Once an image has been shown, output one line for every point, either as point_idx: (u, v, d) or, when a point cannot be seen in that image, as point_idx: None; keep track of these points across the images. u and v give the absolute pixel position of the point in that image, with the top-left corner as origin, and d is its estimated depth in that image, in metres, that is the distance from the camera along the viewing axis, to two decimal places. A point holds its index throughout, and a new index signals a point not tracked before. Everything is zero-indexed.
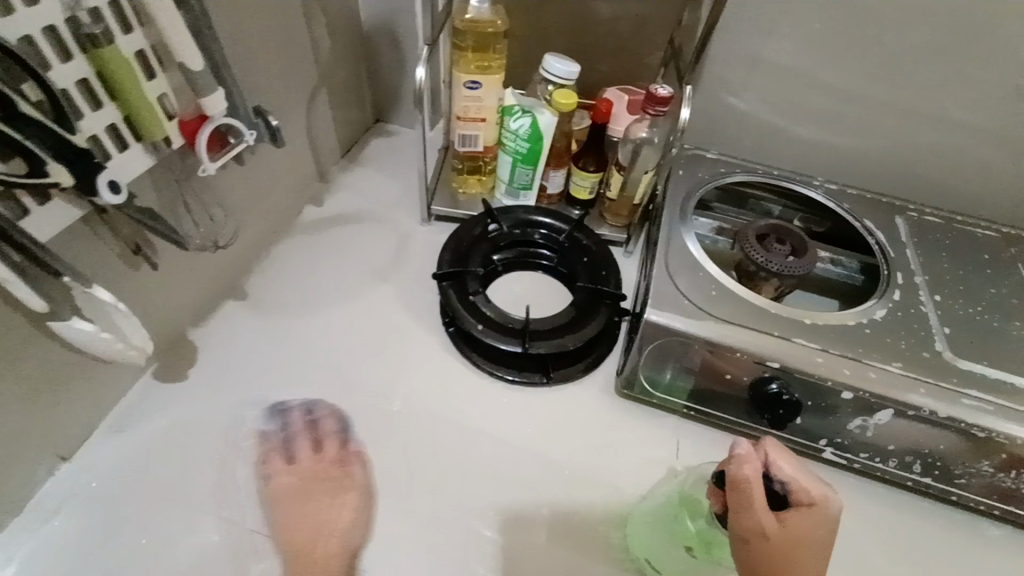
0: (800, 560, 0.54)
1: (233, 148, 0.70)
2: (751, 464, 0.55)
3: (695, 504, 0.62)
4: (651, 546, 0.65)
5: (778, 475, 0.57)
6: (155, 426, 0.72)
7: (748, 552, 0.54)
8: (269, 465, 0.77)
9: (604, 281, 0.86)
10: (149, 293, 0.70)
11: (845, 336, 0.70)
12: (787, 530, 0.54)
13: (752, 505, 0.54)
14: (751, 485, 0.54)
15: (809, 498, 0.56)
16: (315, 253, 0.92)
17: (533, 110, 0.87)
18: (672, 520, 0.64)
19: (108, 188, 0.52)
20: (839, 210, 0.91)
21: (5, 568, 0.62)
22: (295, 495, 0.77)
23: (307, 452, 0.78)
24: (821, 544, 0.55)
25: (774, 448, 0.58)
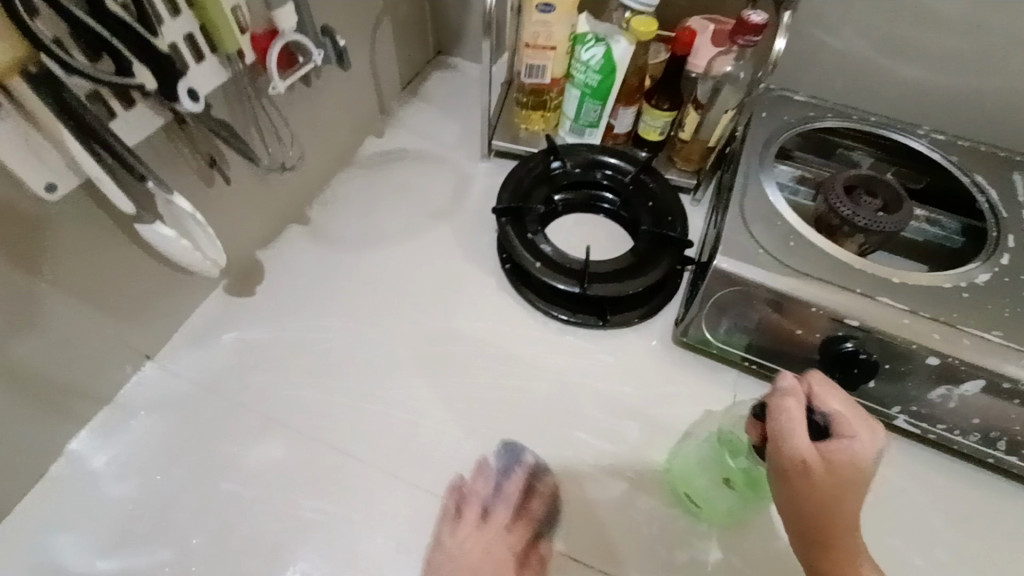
0: (839, 496, 0.51)
1: (302, 67, 0.70)
2: (794, 396, 0.55)
3: (739, 444, 0.65)
4: (693, 481, 0.67)
5: (821, 408, 0.56)
6: (226, 341, 0.76)
7: (790, 486, 0.53)
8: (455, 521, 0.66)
9: (669, 228, 0.81)
10: (222, 210, 0.72)
11: (937, 299, 0.64)
12: (831, 463, 0.52)
13: (795, 435, 0.53)
14: (792, 414, 0.54)
15: (852, 433, 0.54)
16: (376, 185, 0.92)
17: (607, 39, 0.81)
18: (715, 457, 0.67)
19: (187, 95, 0.53)
20: (947, 163, 0.81)
21: (101, 450, 0.69)
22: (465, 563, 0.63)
23: (500, 516, 0.66)
24: (865, 482, 0.53)
25: (819, 383, 0.58)
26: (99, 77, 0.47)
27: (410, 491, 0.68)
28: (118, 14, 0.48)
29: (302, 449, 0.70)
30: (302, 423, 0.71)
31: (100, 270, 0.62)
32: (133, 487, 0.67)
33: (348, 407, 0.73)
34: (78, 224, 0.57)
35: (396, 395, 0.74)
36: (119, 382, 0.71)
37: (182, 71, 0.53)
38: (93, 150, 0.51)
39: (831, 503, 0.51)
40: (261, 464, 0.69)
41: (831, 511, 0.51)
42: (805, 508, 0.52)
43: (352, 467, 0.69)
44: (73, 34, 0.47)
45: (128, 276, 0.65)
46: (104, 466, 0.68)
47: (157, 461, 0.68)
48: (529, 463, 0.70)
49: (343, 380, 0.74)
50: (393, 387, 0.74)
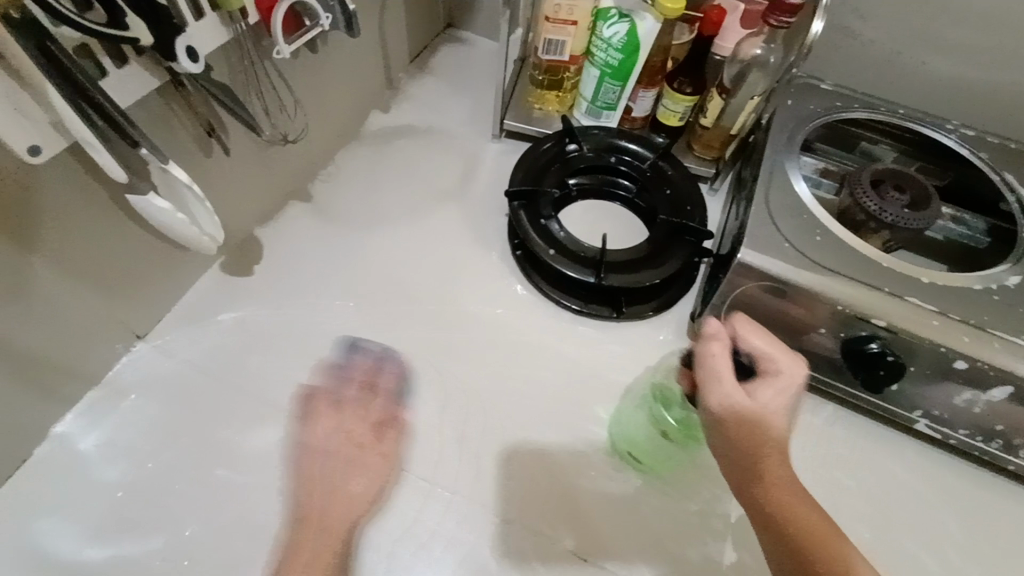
0: (764, 426, 0.54)
1: (308, 31, 0.65)
2: (720, 340, 0.58)
3: (674, 396, 0.69)
4: (632, 434, 0.69)
5: (747, 348, 0.59)
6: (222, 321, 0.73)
7: (721, 427, 0.55)
8: (313, 411, 0.69)
9: (688, 217, 0.78)
10: (220, 182, 0.68)
11: (968, 301, 0.62)
12: (757, 400, 0.55)
13: (718, 373, 0.57)
14: (716, 359, 0.57)
15: (775, 368, 0.57)
16: (381, 161, 0.88)
17: (632, 15, 0.77)
18: (649, 410, 0.70)
19: (186, 54, 0.49)
20: (975, 160, 0.79)
21: (88, 433, 0.65)
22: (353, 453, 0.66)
23: (364, 406, 0.69)
24: (789, 412, 0.56)
25: (744, 325, 0.60)
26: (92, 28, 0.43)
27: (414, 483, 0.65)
28: None
29: (302, 436, 0.67)
30: (300, 409, 0.68)
31: (87, 243, 0.57)
32: (123, 474, 0.63)
33: (350, 394, 0.69)
34: (64, 192, 0.53)
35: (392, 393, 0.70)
36: (108, 361, 0.67)
37: (180, 26, 0.48)
38: (82, 112, 0.47)
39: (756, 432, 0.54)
40: (256, 451, 0.66)
41: (758, 441, 0.54)
42: (733, 434, 0.54)
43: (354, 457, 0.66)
44: None
45: (118, 250, 0.61)
46: (90, 450, 0.64)
47: (147, 445, 0.65)
48: (405, 360, 0.72)
49: (345, 366, 0.71)
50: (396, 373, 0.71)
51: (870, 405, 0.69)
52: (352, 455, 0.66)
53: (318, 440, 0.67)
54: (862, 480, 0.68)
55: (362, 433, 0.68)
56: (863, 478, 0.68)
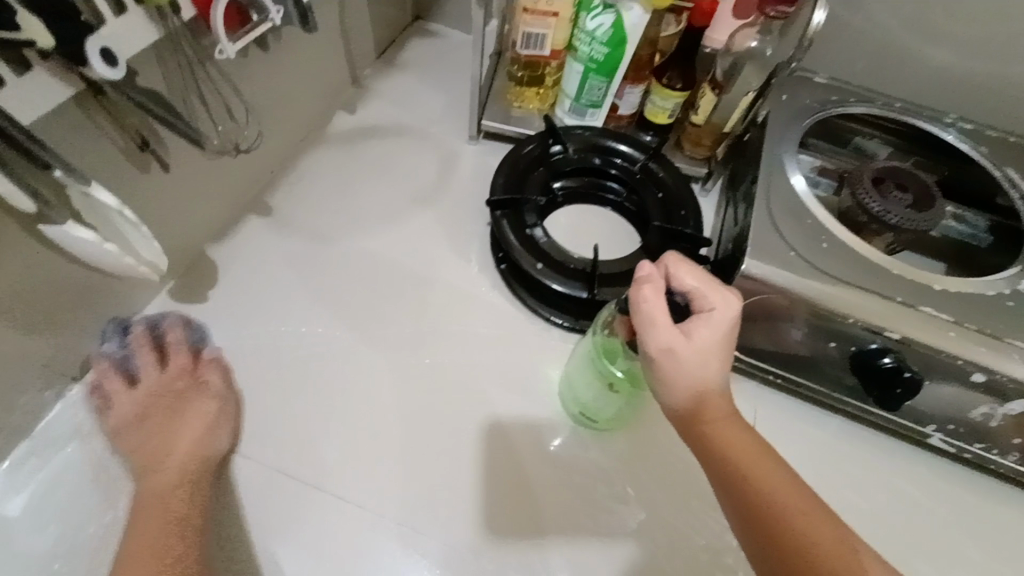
0: (707, 381, 0.47)
1: (256, 26, 0.57)
2: (653, 282, 0.48)
3: (614, 348, 0.59)
4: (583, 398, 0.63)
5: (680, 287, 0.49)
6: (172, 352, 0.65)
7: (659, 378, 0.47)
8: (102, 397, 0.62)
9: (682, 223, 0.73)
10: (161, 199, 0.60)
11: (983, 308, 0.58)
12: (696, 344, 0.46)
13: (653, 320, 0.47)
14: (650, 304, 0.47)
15: (710, 305, 0.48)
16: (345, 167, 0.80)
17: (617, 5, 0.71)
18: (592, 364, 0.61)
19: (100, 57, 0.41)
20: (977, 155, 0.76)
21: (18, 494, 0.57)
22: (140, 414, 0.62)
23: (150, 362, 0.64)
24: (728, 352, 0.48)
25: (675, 259, 0.50)
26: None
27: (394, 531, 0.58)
28: None
29: (266, 482, 0.59)
30: (231, 382, 0.64)
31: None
32: (57, 541, 0.55)
33: (321, 431, 0.62)
34: None
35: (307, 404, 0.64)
36: (38, 410, 0.59)
37: (92, 24, 0.41)
38: None
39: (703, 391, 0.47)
40: (213, 503, 0.58)
41: (701, 397, 0.47)
42: (700, 418, 0.47)
43: (326, 505, 0.59)
44: None
45: (38, 285, 0.52)
46: (20, 514, 0.56)
47: (86, 505, 0.57)
48: (183, 313, 0.67)
49: (312, 397, 0.64)
50: (363, 402, 0.65)
51: (881, 419, 0.66)
52: (148, 410, 0.62)
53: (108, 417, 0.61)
54: (874, 498, 0.64)
55: (164, 383, 0.65)
56: (874, 495, 0.64)
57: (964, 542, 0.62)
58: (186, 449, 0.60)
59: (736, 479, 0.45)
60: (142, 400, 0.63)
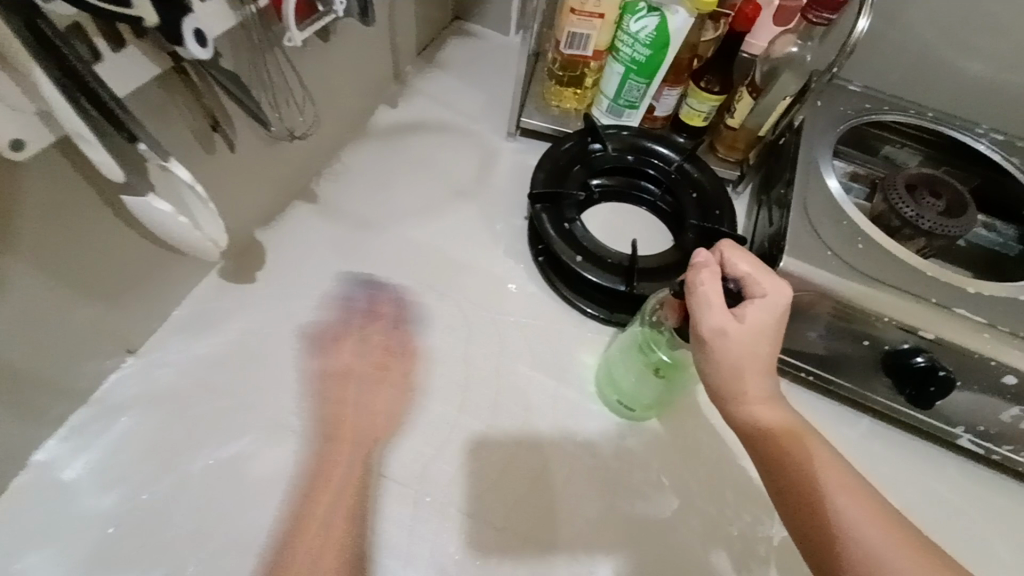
0: (756, 362, 0.49)
1: (322, 18, 0.59)
2: (707, 267, 0.52)
3: (659, 337, 0.61)
4: (623, 384, 0.65)
5: (733, 274, 0.53)
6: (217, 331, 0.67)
7: (709, 355, 0.50)
8: (324, 343, 0.68)
9: (717, 222, 0.75)
10: (222, 180, 0.62)
11: (1016, 312, 0.59)
12: (749, 324, 0.49)
13: (709, 301, 0.50)
14: (707, 286, 0.50)
15: (762, 293, 0.51)
16: (389, 158, 0.83)
17: (661, 8, 0.73)
18: (638, 350, 0.63)
19: (194, 37, 0.43)
20: (1009, 166, 0.77)
21: (76, 459, 0.59)
22: (340, 374, 0.66)
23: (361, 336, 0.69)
24: (778, 336, 0.51)
25: (731, 248, 0.54)
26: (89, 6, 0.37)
27: (435, 512, 0.60)
28: None
29: (314, 456, 0.62)
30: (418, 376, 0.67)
31: (77, 248, 0.51)
32: (116, 503, 0.57)
33: (366, 409, 0.65)
34: (52, 194, 0.47)
35: (399, 411, 0.65)
36: (96, 378, 0.61)
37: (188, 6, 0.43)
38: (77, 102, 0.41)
39: (751, 374, 0.49)
40: (263, 473, 0.60)
41: (749, 378, 0.49)
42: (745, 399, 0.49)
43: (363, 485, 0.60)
44: None
45: (111, 255, 0.55)
46: (78, 478, 0.58)
47: (139, 472, 0.59)
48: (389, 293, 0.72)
49: (358, 376, 0.66)
50: (465, 393, 0.67)
51: (913, 419, 0.67)
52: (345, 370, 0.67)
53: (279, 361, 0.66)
54: (903, 496, 0.65)
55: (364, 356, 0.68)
56: (904, 493, 0.65)
57: (992, 541, 0.63)
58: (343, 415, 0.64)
59: (780, 458, 0.48)
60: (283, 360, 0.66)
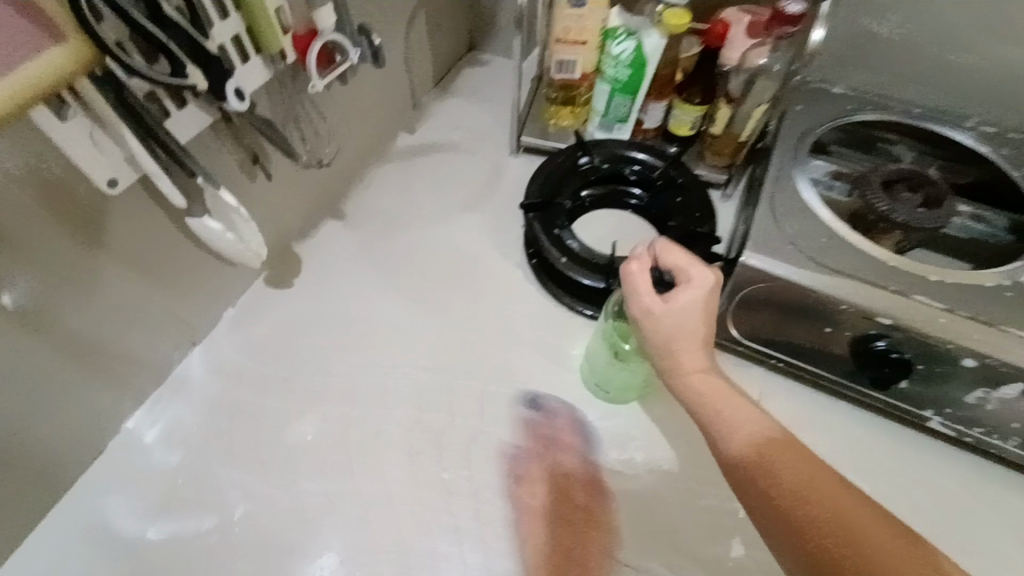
0: (686, 339, 0.58)
1: (340, 66, 0.70)
2: (640, 259, 0.61)
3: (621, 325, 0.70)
4: (598, 370, 0.74)
5: (666, 265, 0.61)
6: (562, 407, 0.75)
7: (645, 335, 0.60)
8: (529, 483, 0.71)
9: (698, 224, 0.81)
10: (263, 203, 0.76)
11: (976, 298, 0.62)
12: (672, 307, 0.58)
13: (639, 289, 0.59)
14: (636, 278, 0.60)
15: (689, 279, 0.59)
16: (407, 178, 0.95)
17: (638, 33, 0.81)
18: (607, 342, 0.72)
19: (234, 95, 0.56)
20: (995, 158, 0.78)
21: (153, 426, 0.74)
22: (544, 518, 0.69)
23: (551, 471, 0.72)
24: (707, 316, 0.58)
25: (664, 242, 0.61)
26: (154, 78, 0.50)
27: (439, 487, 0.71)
28: (176, 18, 0.50)
29: (340, 431, 0.74)
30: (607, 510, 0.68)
31: (152, 257, 0.65)
32: (183, 464, 0.71)
33: (383, 394, 0.76)
34: (133, 216, 0.61)
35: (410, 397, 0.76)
36: (167, 364, 0.76)
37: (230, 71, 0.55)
38: (151, 148, 0.55)
39: (683, 348, 0.58)
40: (298, 444, 0.73)
41: (681, 354, 0.58)
42: (678, 368, 0.58)
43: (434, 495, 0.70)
44: (132, 34, 0.50)
45: (177, 264, 0.69)
46: (156, 441, 0.73)
47: (202, 441, 0.73)
48: (573, 413, 0.74)
49: (376, 366, 0.78)
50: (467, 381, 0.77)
51: (882, 403, 0.71)
52: (546, 513, 0.69)
53: (534, 501, 0.70)
54: (876, 478, 0.69)
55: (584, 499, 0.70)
56: (874, 475, 0.69)
57: (958, 521, 0.67)
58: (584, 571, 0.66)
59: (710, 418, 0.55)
60: (560, 505, 0.70)
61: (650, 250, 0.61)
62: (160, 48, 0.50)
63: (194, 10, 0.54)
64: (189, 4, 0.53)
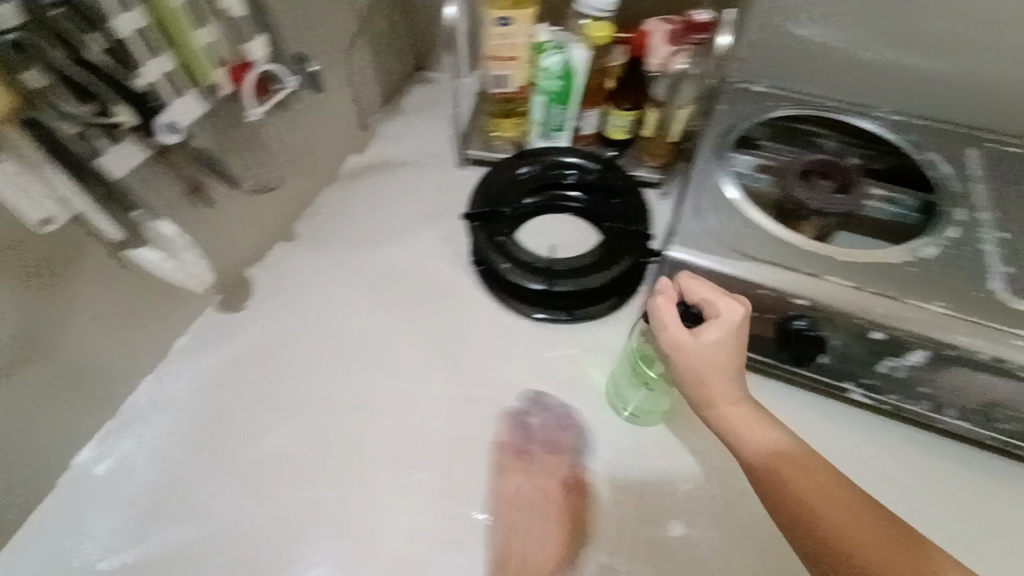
0: (716, 372, 0.62)
1: (277, 94, 0.74)
2: (666, 296, 0.64)
3: (647, 353, 0.73)
4: (626, 397, 0.77)
5: (693, 298, 0.64)
6: (523, 392, 0.80)
7: (673, 365, 0.64)
8: (503, 470, 0.76)
9: (634, 223, 0.85)
10: (210, 232, 0.79)
11: (883, 275, 0.66)
12: (700, 341, 0.61)
13: (670, 324, 0.63)
14: (664, 311, 0.63)
15: (717, 313, 0.63)
16: (356, 198, 0.98)
17: (566, 47, 0.84)
18: (629, 368, 0.75)
19: (165, 129, 0.60)
20: (901, 143, 0.83)
21: (104, 460, 0.75)
22: (514, 504, 0.74)
23: (544, 460, 0.77)
24: (737, 348, 0.62)
25: (691, 276, 0.65)
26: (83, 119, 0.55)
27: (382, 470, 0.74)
28: (101, 62, 0.55)
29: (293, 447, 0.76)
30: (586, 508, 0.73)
31: (95, 292, 0.67)
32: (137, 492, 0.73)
33: (314, 390, 0.79)
34: (72, 253, 0.63)
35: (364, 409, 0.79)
36: (120, 395, 0.77)
37: (159, 108, 0.60)
38: (84, 184, 0.58)
39: (713, 380, 0.62)
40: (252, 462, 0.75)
41: (711, 385, 0.62)
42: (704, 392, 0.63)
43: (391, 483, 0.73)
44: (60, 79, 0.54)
45: (122, 299, 0.71)
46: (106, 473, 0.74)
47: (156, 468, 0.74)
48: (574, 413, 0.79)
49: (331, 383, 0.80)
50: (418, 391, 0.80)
51: (810, 379, 0.75)
52: (517, 499, 0.74)
53: (504, 488, 0.75)
54: None
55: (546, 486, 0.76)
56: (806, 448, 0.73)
57: (884, 485, 0.72)
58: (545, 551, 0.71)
59: (734, 437, 0.62)
60: (530, 491, 0.75)
61: (676, 284, 0.64)
62: (89, 91, 0.55)
63: (120, 51, 0.56)
64: (114, 45, 0.56)
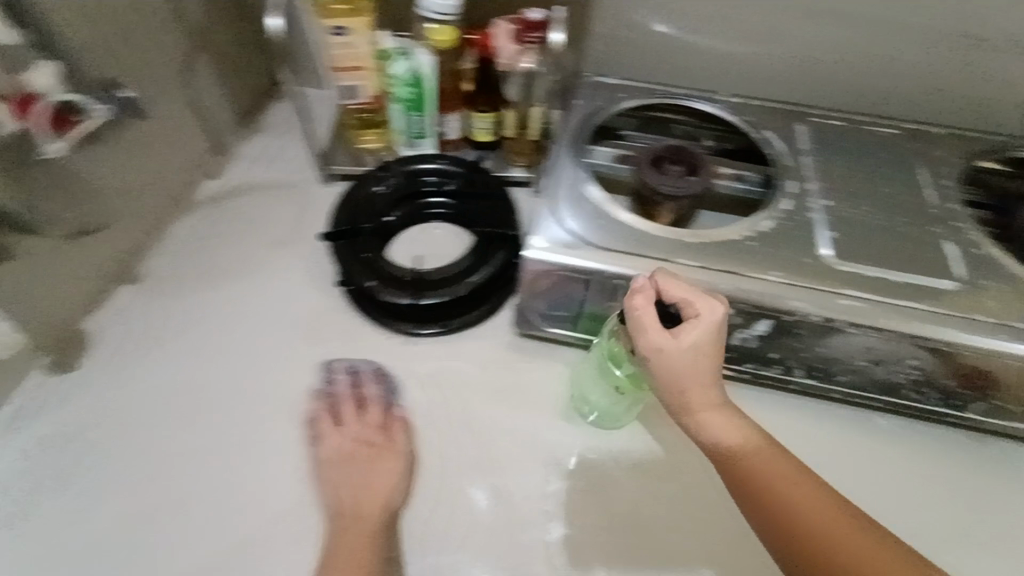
0: (697, 376, 0.60)
1: (81, 124, 0.72)
2: (646, 294, 0.62)
3: (618, 354, 0.69)
4: (591, 398, 0.75)
5: (670, 299, 0.62)
6: (325, 368, 0.80)
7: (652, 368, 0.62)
8: (317, 428, 0.74)
9: (497, 224, 0.84)
10: (17, 286, 0.71)
11: (724, 254, 0.70)
12: (678, 342, 0.60)
13: (643, 323, 0.61)
14: (641, 312, 0.61)
15: (695, 313, 0.61)
16: (211, 228, 0.90)
17: (410, 52, 0.83)
18: (600, 371, 0.72)
19: None
20: (741, 124, 0.86)
21: None
22: (341, 459, 0.71)
23: (351, 413, 0.75)
24: (716, 351, 0.61)
25: (666, 275, 0.63)
26: None
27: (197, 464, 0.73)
28: None
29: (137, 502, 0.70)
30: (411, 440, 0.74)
31: None
32: None
33: (117, 401, 0.76)
34: None
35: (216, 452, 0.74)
36: None
37: None
38: None
39: (693, 387, 0.61)
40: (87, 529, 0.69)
41: (690, 391, 0.61)
42: (686, 396, 0.61)
43: (203, 470, 0.73)
44: None
45: None
46: None
47: None
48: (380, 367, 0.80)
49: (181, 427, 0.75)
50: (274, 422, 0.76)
51: None
52: (348, 454, 0.72)
53: (322, 447, 0.73)
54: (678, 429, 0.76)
55: (359, 433, 0.73)
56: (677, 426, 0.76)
57: None
58: (376, 498, 0.68)
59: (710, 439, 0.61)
60: (350, 445, 0.72)
61: (653, 282, 0.62)
62: None
63: None
64: None
